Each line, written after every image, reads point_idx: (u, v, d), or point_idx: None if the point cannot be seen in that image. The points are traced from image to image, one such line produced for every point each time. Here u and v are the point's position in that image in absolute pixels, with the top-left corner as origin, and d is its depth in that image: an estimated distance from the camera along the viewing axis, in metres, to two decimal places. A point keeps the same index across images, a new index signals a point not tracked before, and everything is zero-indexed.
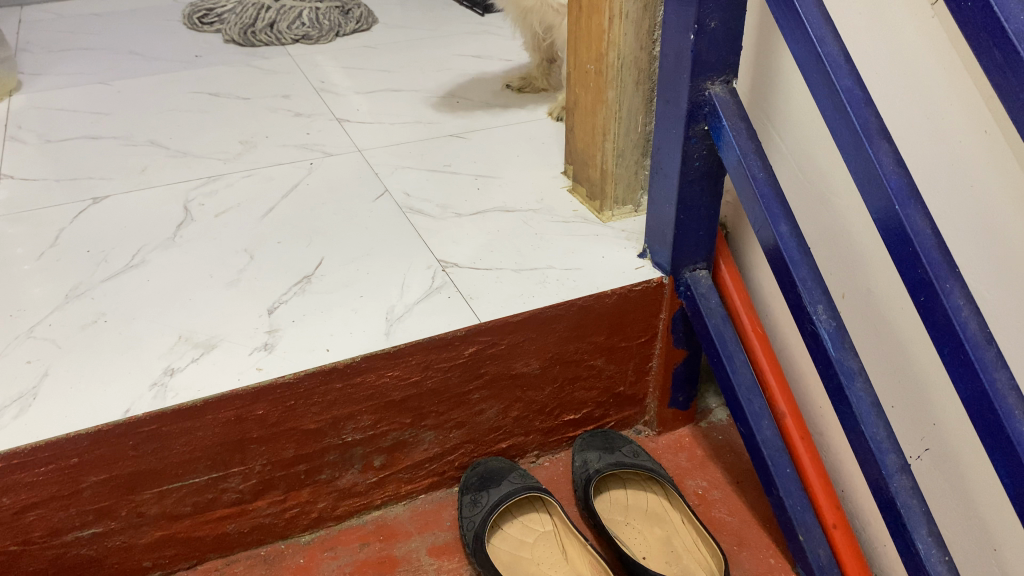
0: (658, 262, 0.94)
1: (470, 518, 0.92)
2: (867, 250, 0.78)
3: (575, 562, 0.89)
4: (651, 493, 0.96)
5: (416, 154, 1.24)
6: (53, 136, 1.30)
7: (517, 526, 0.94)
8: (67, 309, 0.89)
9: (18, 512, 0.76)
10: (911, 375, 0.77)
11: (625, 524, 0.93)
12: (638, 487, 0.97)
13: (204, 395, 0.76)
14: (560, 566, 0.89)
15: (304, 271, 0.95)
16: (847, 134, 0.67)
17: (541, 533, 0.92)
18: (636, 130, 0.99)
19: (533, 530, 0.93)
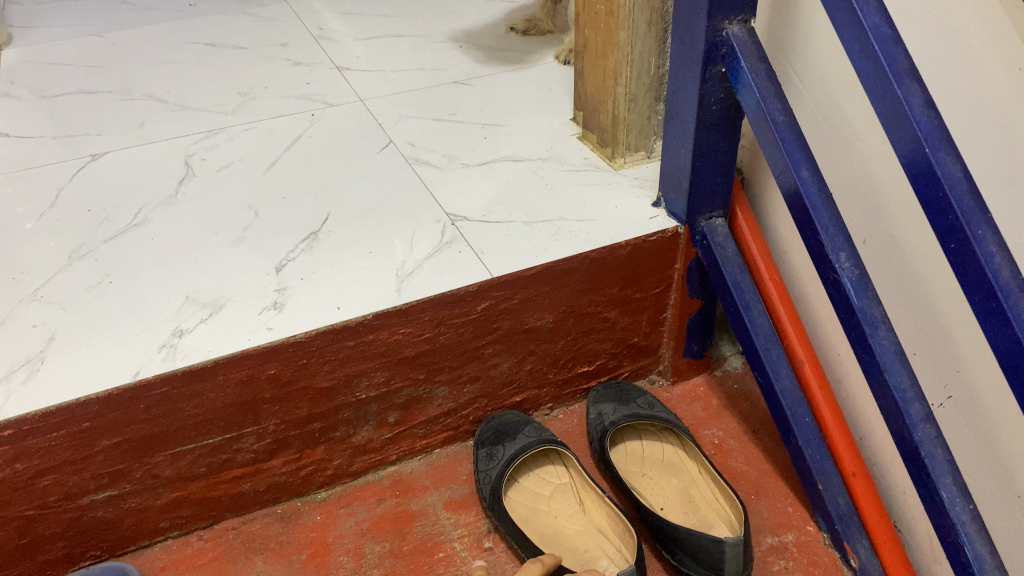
0: (673, 210, 0.92)
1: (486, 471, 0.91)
2: (890, 195, 0.75)
3: (593, 514, 0.88)
4: (668, 443, 0.96)
5: (421, 103, 1.20)
6: (46, 92, 1.26)
7: (534, 479, 0.93)
8: (71, 271, 0.87)
9: (32, 477, 0.75)
10: (935, 322, 0.75)
11: (641, 476, 0.93)
12: (654, 438, 0.97)
13: (215, 357, 0.75)
14: (577, 519, 0.89)
15: (311, 226, 0.93)
16: (875, 74, 0.64)
17: (558, 486, 0.92)
18: (649, 74, 0.96)
19: (549, 483, 0.93)
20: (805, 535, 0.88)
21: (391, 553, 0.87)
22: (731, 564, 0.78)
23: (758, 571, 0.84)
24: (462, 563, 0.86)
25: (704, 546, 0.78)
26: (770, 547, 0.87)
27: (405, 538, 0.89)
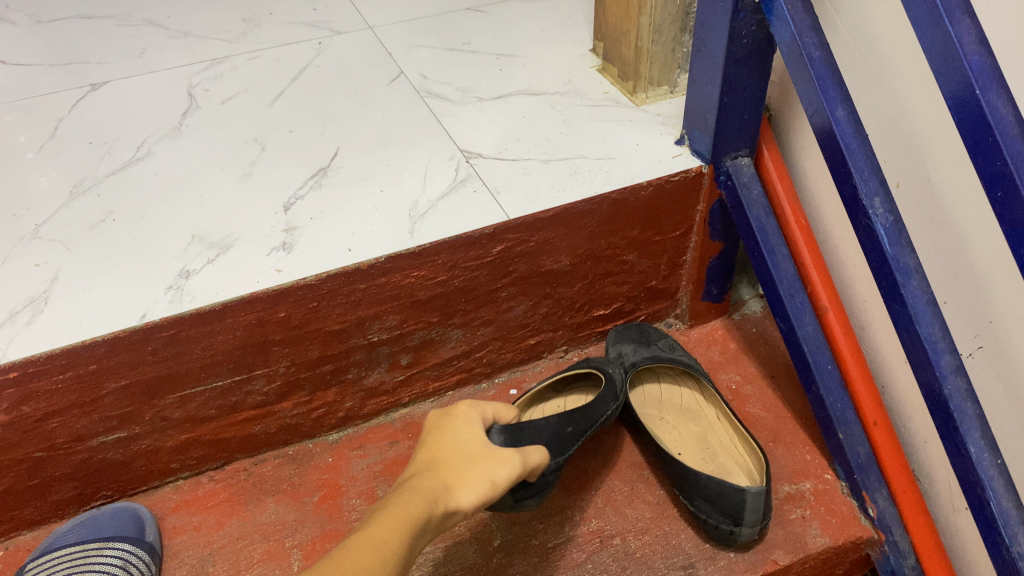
0: (697, 149, 0.88)
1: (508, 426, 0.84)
2: (926, 137, 0.71)
3: None
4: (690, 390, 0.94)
5: (432, 31, 1.15)
6: (43, 16, 1.21)
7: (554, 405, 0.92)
8: (73, 207, 0.85)
9: (40, 420, 0.74)
10: (969, 272, 0.72)
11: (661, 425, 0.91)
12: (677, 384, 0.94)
13: (223, 300, 0.73)
14: None
15: (320, 162, 0.90)
16: (924, 8, 0.59)
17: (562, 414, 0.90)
18: (676, 3, 0.90)
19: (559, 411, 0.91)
20: (823, 483, 0.87)
21: None
22: (750, 512, 0.76)
23: (775, 518, 0.84)
24: None
25: (724, 494, 0.77)
26: (787, 495, 0.86)
27: None
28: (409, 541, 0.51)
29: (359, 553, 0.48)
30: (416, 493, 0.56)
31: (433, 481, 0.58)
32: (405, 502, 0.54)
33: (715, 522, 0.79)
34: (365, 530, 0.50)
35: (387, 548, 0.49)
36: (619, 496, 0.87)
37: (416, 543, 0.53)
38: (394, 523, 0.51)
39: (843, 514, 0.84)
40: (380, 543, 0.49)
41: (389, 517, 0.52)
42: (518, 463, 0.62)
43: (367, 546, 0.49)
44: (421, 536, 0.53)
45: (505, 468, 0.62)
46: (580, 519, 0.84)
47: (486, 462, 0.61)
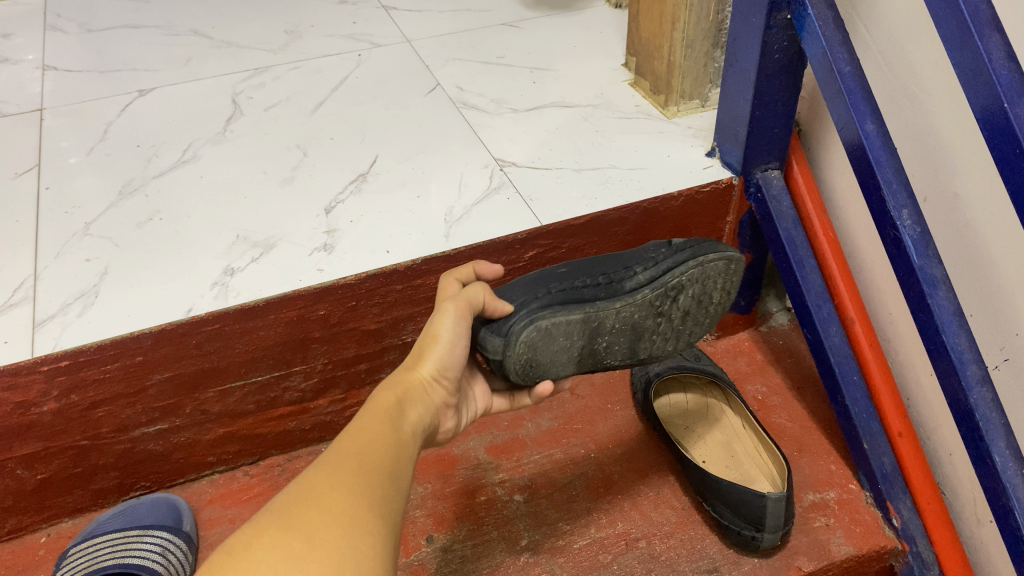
0: (727, 161, 0.90)
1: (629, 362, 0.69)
2: (955, 152, 0.73)
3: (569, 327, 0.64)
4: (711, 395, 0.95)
5: (468, 45, 1.18)
6: (92, 25, 1.26)
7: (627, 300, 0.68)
8: (122, 206, 0.88)
9: (86, 409, 0.76)
10: (996, 284, 0.73)
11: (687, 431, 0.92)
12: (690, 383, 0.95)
13: (266, 296, 0.75)
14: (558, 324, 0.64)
15: (359, 168, 0.93)
16: (954, 23, 0.61)
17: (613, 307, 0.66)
18: (708, 18, 0.93)
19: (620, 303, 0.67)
20: (847, 492, 0.88)
21: (433, 495, 0.89)
22: (772, 518, 0.78)
23: (799, 526, 0.85)
24: (503, 507, 0.87)
25: (745, 500, 0.78)
26: (811, 503, 0.87)
27: (446, 481, 0.90)
28: (385, 439, 0.53)
29: (334, 460, 0.49)
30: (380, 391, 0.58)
31: (392, 376, 0.60)
32: (370, 406, 0.56)
33: (736, 527, 0.80)
34: (345, 440, 0.51)
35: (371, 454, 0.50)
36: (644, 500, 0.88)
37: (396, 432, 0.54)
38: (366, 429, 0.53)
39: (867, 523, 0.85)
40: (351, 449, 0.50)
41: (360, 429, 0.53)
42: (455, 312, 0.60)
43: (346, 453, 0.50)
44: (397, 422, 0.55)
45: (439, 317, 0.61)
46: (606, 521, 0.86)
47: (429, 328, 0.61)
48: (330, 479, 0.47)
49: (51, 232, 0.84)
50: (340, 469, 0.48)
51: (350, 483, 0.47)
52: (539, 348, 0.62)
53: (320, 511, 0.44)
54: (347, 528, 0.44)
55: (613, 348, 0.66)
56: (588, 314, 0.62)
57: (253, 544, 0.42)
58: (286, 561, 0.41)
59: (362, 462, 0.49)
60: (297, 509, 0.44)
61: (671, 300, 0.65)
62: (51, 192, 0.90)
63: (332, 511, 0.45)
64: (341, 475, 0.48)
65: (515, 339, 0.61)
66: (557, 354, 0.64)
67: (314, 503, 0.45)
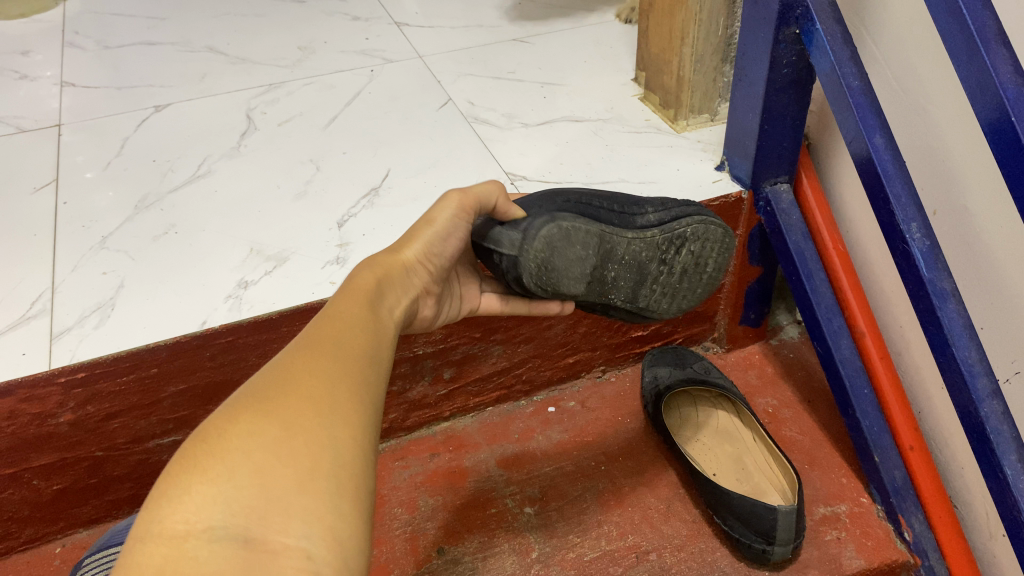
0: (737, 175, 0.90)
1: (627, 307, 0.71)
2: (964, 167, 0.73)
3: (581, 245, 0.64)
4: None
5: (479, 60, 1.19)
6: (110, 42, 1.28)
7: None
8: (138, 220, 0.89)
9: (102, 420, 0.77)
10: (1006, 298, 0.73)
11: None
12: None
13: (279, 309, 0.76)
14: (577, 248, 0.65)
15: (372, 182, 0.94)
16: (961, 38, 0.62)
17: None
18: (717, 34, 0.93)
19: None
20: (859, 506, 0.88)
21: (444, 507, 0.89)
22: (783, 531, 0.78)
23: (810, 540, 0.85)
24: (513, 519, 0.87)
25: (756, 513, 0.78)
26: (822, 517, 0.87)
27: (457, 492, 0.90)
28: (360, 324, 0.49)
29: (306, 347, 0.45)
30: (364, 267, 0.56)
31: (376, 256, 0.58)
32: (352, 282, 0.54)
33: (748, 540, 0.80)
34: (316, 328, 0.48)
35: (345, 341, 0.47)
36: (655, 512, 0.88)
37: (373, 318, 0.51)
38: (341, 314, 0.49)
39: (879, 537, 0.85)
40: (323, 334, 0.47)
41: (332, 317, 0.49)
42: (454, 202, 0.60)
43: (319, 339, 0.46)
44: (374, 302, 0.53)
45: (437, 208, 0.60)
46: (617, 534, 0.86)
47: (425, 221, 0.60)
48: (302, 364, 0.44)
49: (68, 245, 0.85)
50: (313, 355, 0.44)
51: (325, 369, 0.44)
52: (558, 250, 0.61)
53: (296, 399, 0.41)
54: (324, 416, 0.41)
55: (619, 283, 0.68)
56: (605, 233, 0.64)
57: (226, 431, 0.39)
58: (261, 451, 0.38)
59: (337, 347, 0.46)
60: (271, 395, 0.41)
61: (675, 249, 0.69)
62: (68, 207, 0.91)
63: (308, 396, 0.41)
64: (312, 360, 0.44)
65: (535, 232, 0.60)
66: (573, 265, 0.63)
67: (291, 391, 0.41)
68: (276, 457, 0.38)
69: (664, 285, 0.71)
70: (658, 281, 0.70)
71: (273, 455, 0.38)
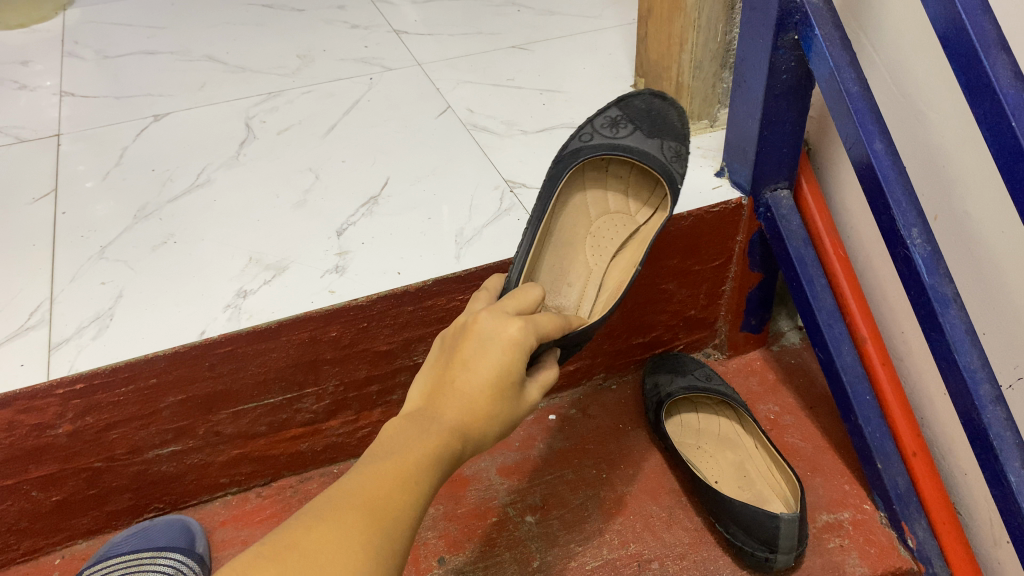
0: (737, 181, 0.90)
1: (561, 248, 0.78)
2: (964, 172, 0.73)
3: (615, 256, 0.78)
4: (647, 193, 0.80)
5: (478, 68, 1.19)
6: (109, 52, 1.28)
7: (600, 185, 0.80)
8: (137, 230, 0.89)
9: (101, 431, 0.77)
10: (1008, 304, 0.73)
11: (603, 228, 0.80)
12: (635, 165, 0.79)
13: (278, 319, 0.76)
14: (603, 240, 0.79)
15: (371, 191, 0.93)
16: (961, 43, 0.61)
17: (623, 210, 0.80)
18: (716, 40, 0.93)
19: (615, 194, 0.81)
20: (862, 513, 0.87)
21: (445, 517, 0.88)
22: (785, 539, 0.77)
23: (813, 547, 0.85)
24: (515, 528, 0.87)
25: (758, 521, 0.78)
26: (825, 524, 0.87)
27: (458, 502, 0.90)
28: (423, 488, 0.47)
29: (371, 516, 0.44)
30: (438, 439, 0.49)
31: (453, 423, 0.50)
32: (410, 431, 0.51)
33: (750, 548, 0.80)
34: (379, 481, 0.46)
35: (403, 511, 0.45)
36: (657, 521, 0.87)
37: (438, 476, 0.48)
38: (408, 472, 0.46)
39: (883, 544, 0.84)
40: (389, 501, 0.45)
41: (398, 463, 0.47)
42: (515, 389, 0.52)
43: (382, 491, 0.45)
44: (446, 464, 0.49)
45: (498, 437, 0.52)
46: (618, 543, 0.85)
47: (503, 396, 0.52)
48: (362, 537, 0.43)
49: (67, 256, 0.85)
50: (371, 524, 0.44)
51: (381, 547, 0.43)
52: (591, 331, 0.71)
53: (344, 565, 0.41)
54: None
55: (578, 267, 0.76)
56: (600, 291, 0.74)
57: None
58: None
59: (397, 523, 0.45)
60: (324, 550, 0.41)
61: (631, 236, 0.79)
62: (67, 217, 0.91)
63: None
64: (372, 539, 0.43)
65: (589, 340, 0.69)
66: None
67: (342, 556, 0.42)
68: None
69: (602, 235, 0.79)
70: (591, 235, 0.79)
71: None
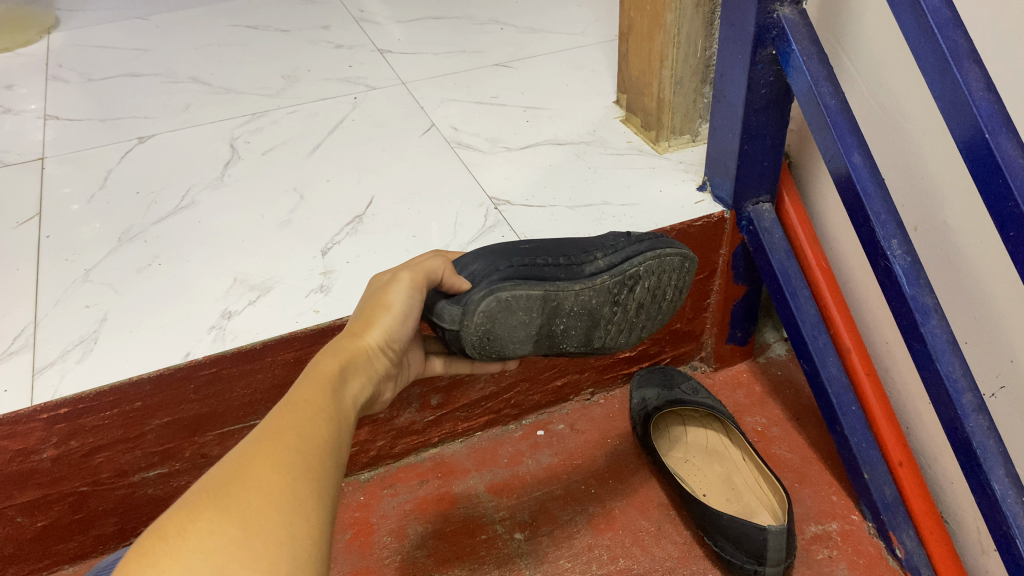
0: (718, 195, 0.91)
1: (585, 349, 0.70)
2: (942, 183, 0.74)
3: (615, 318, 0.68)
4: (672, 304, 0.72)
5: (462, 86, 1.20)
6: (93, 75, 1.28)
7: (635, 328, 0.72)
8: (122, 252, 0.89)
9: (86, 455, 0.76)
10: (987, 313, 0.73)
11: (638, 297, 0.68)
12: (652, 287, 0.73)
13: (263, 339, 0.76)
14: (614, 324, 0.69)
15: (355, 210, 0.94)
16: (934, 57, 0.62)
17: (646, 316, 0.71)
18: (695, 55, 0.94)
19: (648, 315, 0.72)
20: (850, 523, 0.88)
21: (433, 535, 0.88)
22: (773, 551, 0.77)
23: (802, 559, 0.85)
24: (504, 545, 0.87)
25: (746, 533, 0.78)
26: (813, 535, 0.87)
27: (446, 520, 0.90)
28: (327, 413, 0.49)
29: (272, 440, 0.45)
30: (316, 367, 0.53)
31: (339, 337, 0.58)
32: None
33: (739, 561, 0.80)
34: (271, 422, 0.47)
35: (311, 429, 0.47)
36: (646, 536, 0.88)
37: (335, 405, 0.51)
38: (300, 399, 0.49)
39: (871, 554, 0.85)
40: (291, 423, 0.46)
41: (291, 405, 0.48)
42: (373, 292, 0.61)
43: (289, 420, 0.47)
44: (336, 393, 0.52)
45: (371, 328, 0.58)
46: (607, 558, 0.85)
47: (374, 299, 0.60)
48: (265, 459, 0.43)
49: (50, 280, 0.85)
50: (272, 446, 0.44)
51: (290, 466, 0.43)
52: (498, 320, 0.62)
53: (256, 493, 0.41)
54: (289, 513, 0.41)
55: (571, 334, 0.67)
56: (548, 292, 0.62)
57: (186, 529, 0.39)
58: (226, 551, 0.38)
59: (300, 438, 0.46)
60: (229, 491, 0.41)
61: (629, 288, 0.67)
62: (51, 240, 0.91)
63: (273, 500, 0.41)
64: (278, 457, 0.44)
65: (473, 309, 0.61)
66: (516, 329, 0.63)
67: (249, 484, 0.41)
68: (247, 560, 0.38)
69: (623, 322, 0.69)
70: (615, 320, 0.68)
71: (238, 558, 0.38)
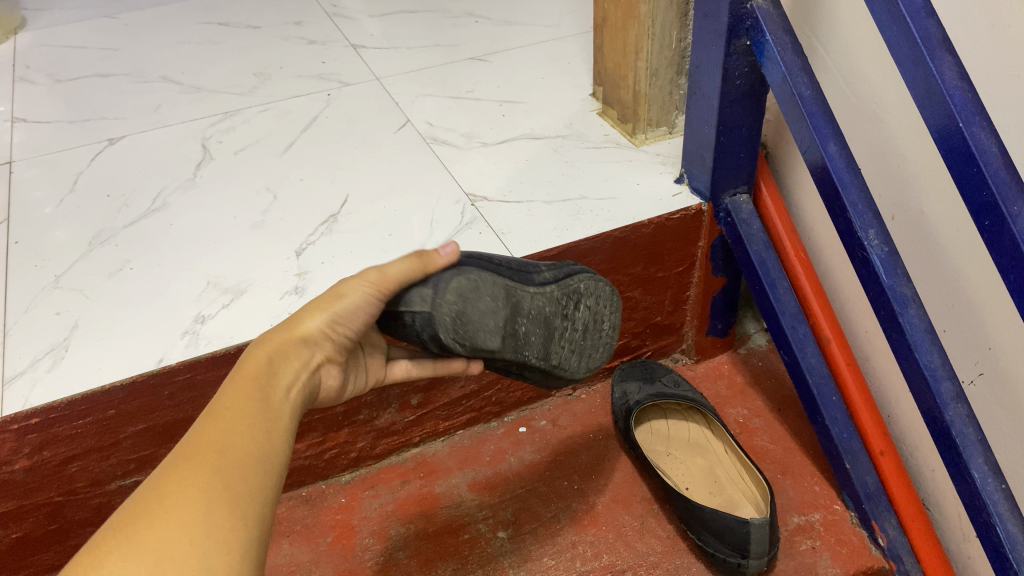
0: (696, 187, 0.90)
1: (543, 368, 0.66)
2: (919, 171, 0.73)
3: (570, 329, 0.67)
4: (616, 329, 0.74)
5: (437, 80, 1.18)
6: (62, 75, 1.26)
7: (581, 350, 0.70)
8: (93, 257, 0.87)
9: (59, 465, 0.75)
10: (964, 301, 0.73)
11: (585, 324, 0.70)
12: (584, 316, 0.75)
13: (238, 343, 0.75)
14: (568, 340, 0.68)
15: (330, 209, 0.93)
16: (907, 46, 0.62)
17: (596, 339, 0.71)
18: (670, 47, 0.94)
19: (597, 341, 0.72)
20: (832, 513, 0.88)
21: (415, 536, 0.88)
22: (757, 544, 0.77)
23: (786, 550, 0.85)
24: (487, 544, 0.86)
25: (729, 527, 0.78)
26: (796, 526, 0.87)
27: (428, 520, 0.89)
28: (253, 422, 0.49)
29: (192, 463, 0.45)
30: (247, 365, 0.53)
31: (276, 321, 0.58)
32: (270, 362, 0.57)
33: (722, 554, 0.80)
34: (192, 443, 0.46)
35: (233, 447, 0.46)
36: (629, 531, 0.87)
37: (265, 411, 0.50)
38: (223, 409, 0.49)
39: (854, 544, 0.85)
40: (212, 442, 0.46)
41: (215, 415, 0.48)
42: None
43: (210, 438, 0.46)
44: (267, 394, 0.51)
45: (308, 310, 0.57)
46: (591, 554, 0.85)
47: None
48: (181, 486, 0.43)
49: (19, 288, 0.83)
50: (191, 470, 0.44)
51: (208, 493, 0.43)
52: (470, 301, 0.58)
53: (170, 528, 0.41)
54: (210, 545, 0.41)
55: (530, 342, 0.64)
56: (511, 284, 0.61)
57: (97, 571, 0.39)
58: None
59: (220, 460, 0.45)
60: (141, 530, 0.41)
61: (575, 303, 0.66)
62: (20, 246, 0.89)
63: (192, 534, 0.41)
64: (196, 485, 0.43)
65: (444, 287, 0.58)
66: (485, 320, 0.59)
67: (164, 516, 0.42)
68: None
69: (571, 341, 0.68)
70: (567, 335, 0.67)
71: None
